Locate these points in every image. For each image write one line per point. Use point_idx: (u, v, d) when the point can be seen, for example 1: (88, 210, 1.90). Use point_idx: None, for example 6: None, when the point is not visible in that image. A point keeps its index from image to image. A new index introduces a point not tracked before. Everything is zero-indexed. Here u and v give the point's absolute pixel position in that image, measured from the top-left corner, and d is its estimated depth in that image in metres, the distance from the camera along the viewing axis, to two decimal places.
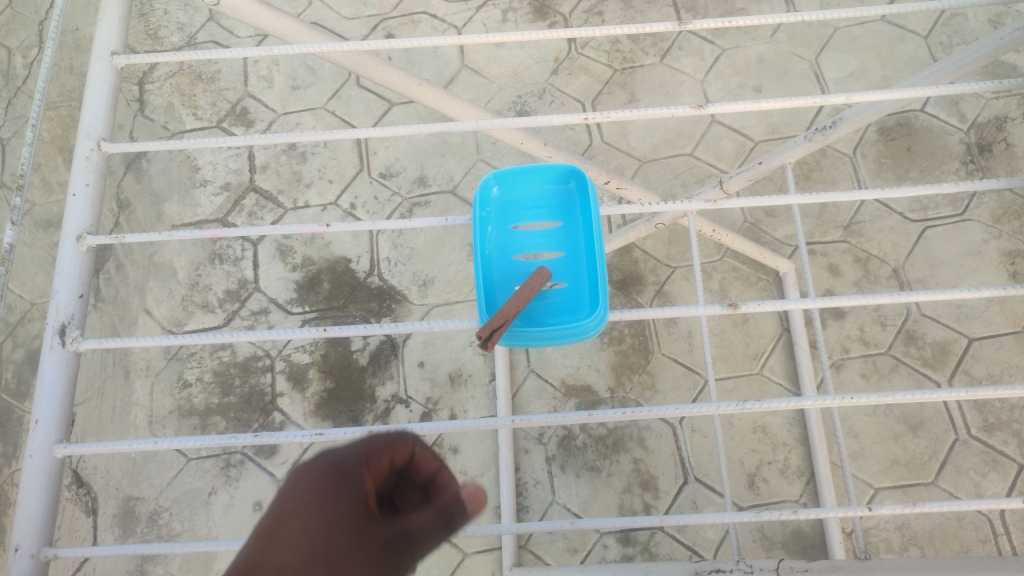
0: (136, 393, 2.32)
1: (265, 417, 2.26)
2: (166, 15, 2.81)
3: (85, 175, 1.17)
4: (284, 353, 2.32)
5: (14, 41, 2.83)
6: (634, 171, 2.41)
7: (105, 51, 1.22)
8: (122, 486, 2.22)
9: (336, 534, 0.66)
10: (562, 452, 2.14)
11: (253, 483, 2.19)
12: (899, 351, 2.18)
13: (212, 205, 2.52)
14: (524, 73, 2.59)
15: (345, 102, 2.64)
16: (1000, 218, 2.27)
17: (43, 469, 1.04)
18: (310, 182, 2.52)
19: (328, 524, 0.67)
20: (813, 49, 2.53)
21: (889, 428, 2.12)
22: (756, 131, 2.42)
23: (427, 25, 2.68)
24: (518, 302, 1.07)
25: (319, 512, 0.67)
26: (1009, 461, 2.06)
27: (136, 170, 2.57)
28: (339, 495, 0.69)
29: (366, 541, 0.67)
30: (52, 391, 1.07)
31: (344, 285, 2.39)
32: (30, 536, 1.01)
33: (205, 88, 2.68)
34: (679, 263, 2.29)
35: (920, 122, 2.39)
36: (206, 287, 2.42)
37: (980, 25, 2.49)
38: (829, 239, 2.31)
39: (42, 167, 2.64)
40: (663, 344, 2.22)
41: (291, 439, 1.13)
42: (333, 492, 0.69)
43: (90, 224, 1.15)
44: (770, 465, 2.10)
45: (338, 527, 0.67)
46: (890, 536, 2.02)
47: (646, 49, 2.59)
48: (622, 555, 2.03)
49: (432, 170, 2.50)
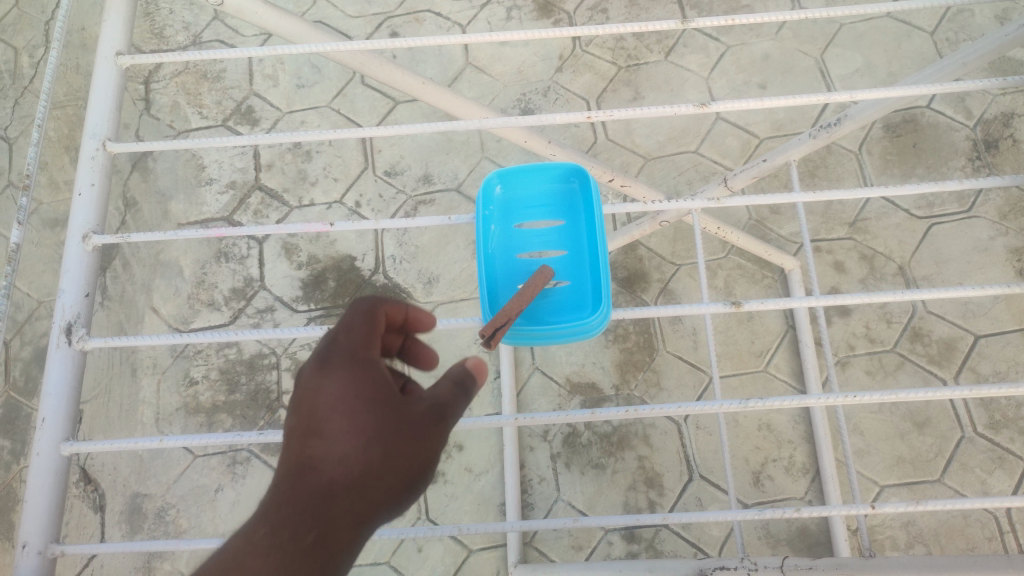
0: (143, 391, 2.33)
1: (271, 414, 2.28)
2: (172, 14, 2.82)
3: (91, 175, 1.18)
4: (290, 351, 2.33)
5: (21, 41, 2.84)
6: (638, 168, 2.41)
7: (110, 51, 1.23)
8: (129, 483, 2.23)
9: (382, 418, 0.79)
10: (567, 449, 2.14)
11: (259, 480, 2.20)
12: (905, 348, 2.17)
13: (218, 203, 2.53)
14: (528, 71, 2.59)
15: (349, 100, 2.64)
16: (1007, 214, 2.26)
17: (49, 467, 1.05)
18: (315, 180, 2.53)
19: (373, 413, 0.79)
20: (818, 45, 2.52)
21: (894, 425, 2.12)
22: (760, 128, 2.41)
23: (432, 23, 2.68)
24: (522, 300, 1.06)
25: (361, 405, 0.79)
26: (1015, 458, 2.05)
27: (142, 168, 2.58)
28: (372, 383, 0.81)
29: (409, 419, 0.81)
30: (58, 389, 1.08)
31: (350, 283, 2.39)
32: (36, 533, 1.02)
33: (210, 86, 2.69)
34: (684, 261, 2.29)
35: (926, 119, 2.38)
36: (212, 286, 2.43)
37: (987, 20, 2.47)
38: (834, 236, 2.30)
39: (49, 166, 2.65)
40: (668, 342, 2.22)
41: None
42: (367, 383, 0.81)
43: (95, 223, 1.15)
44: (775, 463, 2.10)
45: (381, 411, 0.80)
46: (895, 534, 2.02)
47: (650, 46, 2.58)
48: (627, 552, 2.03)
49: (437, 168, 2.51)
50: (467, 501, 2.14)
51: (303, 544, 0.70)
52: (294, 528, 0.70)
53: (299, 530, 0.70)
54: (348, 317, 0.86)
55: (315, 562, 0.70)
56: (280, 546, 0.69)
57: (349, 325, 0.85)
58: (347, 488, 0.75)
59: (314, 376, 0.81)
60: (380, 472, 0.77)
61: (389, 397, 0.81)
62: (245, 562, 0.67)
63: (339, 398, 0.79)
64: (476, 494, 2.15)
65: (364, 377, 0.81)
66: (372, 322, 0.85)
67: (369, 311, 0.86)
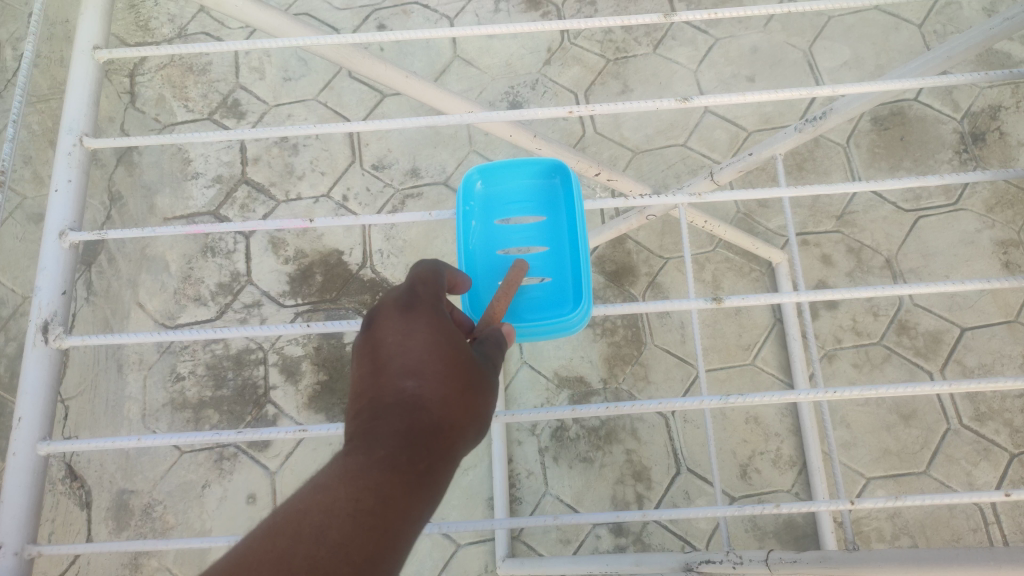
0: (129, 387, 2.32)
1: (258, 409, 2.26)
2: (156, 7, 2.79)
3: (67, 170, 1.15)
4: (277, 346, 2.32)
5: (4, 33, 2.80)
6: (626, 161, 2.40)
7: (87, 45, 1.21)
8: (115, 480, 2.22)
9: (467, 365, 0.85)
10: (555, 444, 2.14)
11: (246, 476, 2.19)
12: (892, 341, 2.18)
13: (204, 198, 2.50)
14: (516, 64, 2.57)
15: (336, 93, 2.62)
16: (993, 207, 2.27)
17: (26, 466, 1.04)
18: (301, 174, 2.51)
19: (461, 359, 0.84)
20: (807, 38, 2.52)
21: (880, 418, 2.13)
22: (748, 121, 2.41)
23: (419, 15, 2.66)
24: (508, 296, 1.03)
25: (452, 352, 0.84)
26: (1000, 450, 2.07)
27: (128, 163, 2.55)
28: (454, 333, 0.87)
29: (483, 371, 0.87)
30: (35, 388, 1.06)
31: (337, 277, 2.38)
32: (12, 533, 1.01)
33: (196, 79, 2.66)
34: (672, 254, 2.28)
35: (914, 112, 2.38)
36: (198, 280, 2.41)
37: (974, 13, 2.47)
38: (822, 229, 2.30)
39: (33, 160, 2.62)
40: (656, 336, 2.22)
41: (275, 436, 1.13)
42: (451, 332, 0.86)
43: (72, 220, 1.13)
44: (762, 455, 2.10)
45: (466, 359, 0.85)
46: (881, 525, 2.03)
47: (639, 39, 2.57)
48: (615, 545, 2.03)
49: (424, 162, 2.49)
50: (455, 495, 2.14)
51: (418, 468, 0.74)
52: (409, 452, 0.75)
53: (414, 455, 0.75)
54: (415, 274, 0.93)
55: (429, 483, 0.75)
56: (401, 468, 0.73)
57: (421, 280, 0.92)
58: (448, 423, 0.80)
59: (401, 321, 0.86)
60: (470, 414, 0.82)
61: (466, 345, 0.86)
62: (375, 474, 0.71)
63: (432, 343, 0.84)
64: (464, 488, 2.14)
65: (447, 328, 0.87)
66: (438, 283, 0.93)
67: (436, 271, 0.95)
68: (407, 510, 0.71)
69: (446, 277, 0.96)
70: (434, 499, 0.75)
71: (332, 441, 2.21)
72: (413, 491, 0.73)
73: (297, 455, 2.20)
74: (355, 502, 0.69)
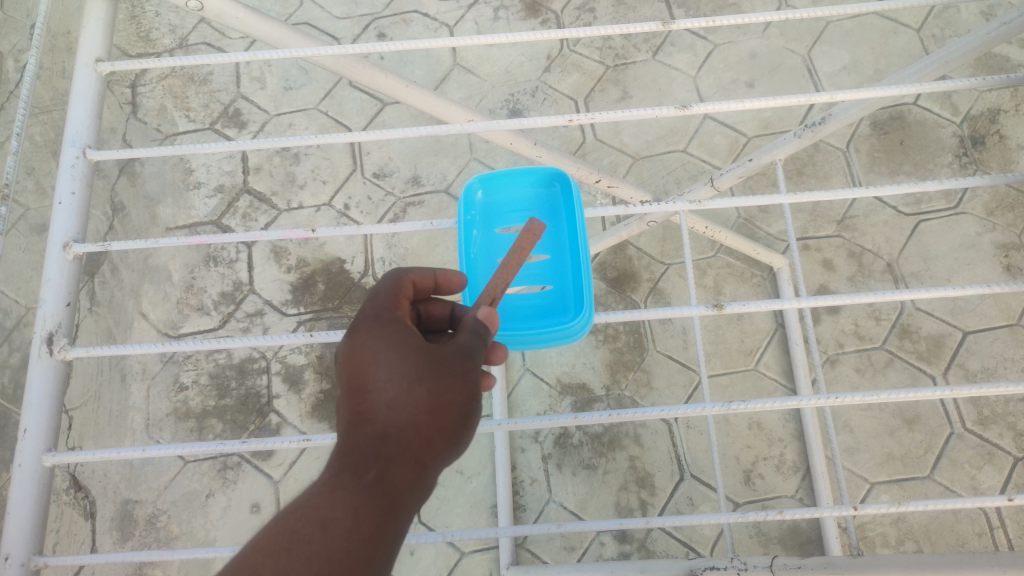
0: (133, 397, 2.32)
1: (262, 418, 2.27)
2: (157, 17, 2.80)
3: (71, 183, 1.16)
4: (280, 356, 2.33)
5: (6, 45, 2.82)
6: (627, 168, 2.41)
7: (90, 58, 1.21)
8: (119, 490, 2.22)
9: (415, 363, 0.84)
10: (558, 451, 2.14)
11: (250, 485, 2.19)
12: (894, 345, 2.18)
13: (206, 207, 2.51)
14: (516, 71, 2.58)
15: (337, 102, 2.63)
16: (994, 211, 2.27)
17: (32, 477, 1.04)
18: (303, 183, 2.52)
19: (405, 358, 0.85)
20: (805, 43, 2.53)
21: (884, 422, 2.12)
22: (748, 126, 2.42)
23: (419, 24, 2.67)
24: (505, 273, 0.97)
25: (398, 353, 0.85)
26: (1004, 453, 2.06)
27: (130, 173, 2.56)
28: (403, 334, 0.87)
29: (442, 358, 0.85)
30: (41, 400, 1.07)
31: (339, 285, 2.38)
32: (19, 544, 1.01)
33: (197, 90, 2.67)
34: (673, 260, 2.29)
35: (913, 116, 2.39)
36: (201, 290, 2.42)
37: (972, 17, 2.48)
38: (823, 234, 2.30)
39: (35, 171, 2.63)
40: (658, 342, 2.22)
41: (279, 445, 1.13)
42: (398, 334, 0.87)
43: (76, 232, 1.14)
44: (766, 461, 2.10)
45: (414, 355, 0.85)
46: (886, 531, 2.03)
47: (638, 45, 2.58)
48: (619, 552, 2.03)
49: (425, 170, 2.50)
50: (459, 503, 2.14)
51: (364, 480, 0.78)
52: (355, 467, 0.79)
53: (359, 470, 0.78)
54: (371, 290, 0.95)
55: (380, 493, 0.77)
56: (344, 487, 0.77)
57: (375, 292, 0.94)
58: (397, 426, 0.81)
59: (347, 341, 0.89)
60: (428, 410, 0.81)
61: (411, 344, 0.86)
62: (317, 501, 0.76)
63: (375, 350, 0.86)
64: (468, 496, 2.14)
65: (396, 330, 0.88)
66: (401, 288, 0.95)
67: (397, 280, 0.95)
68: (353, 524, 0.75)
69: (410, 282, 0.96)
70: (386, 507, 0.77)
71: None
72: (357, 505, 0.76)
73: (301, 464, 2.20)
74: (294, 531, 0.74)
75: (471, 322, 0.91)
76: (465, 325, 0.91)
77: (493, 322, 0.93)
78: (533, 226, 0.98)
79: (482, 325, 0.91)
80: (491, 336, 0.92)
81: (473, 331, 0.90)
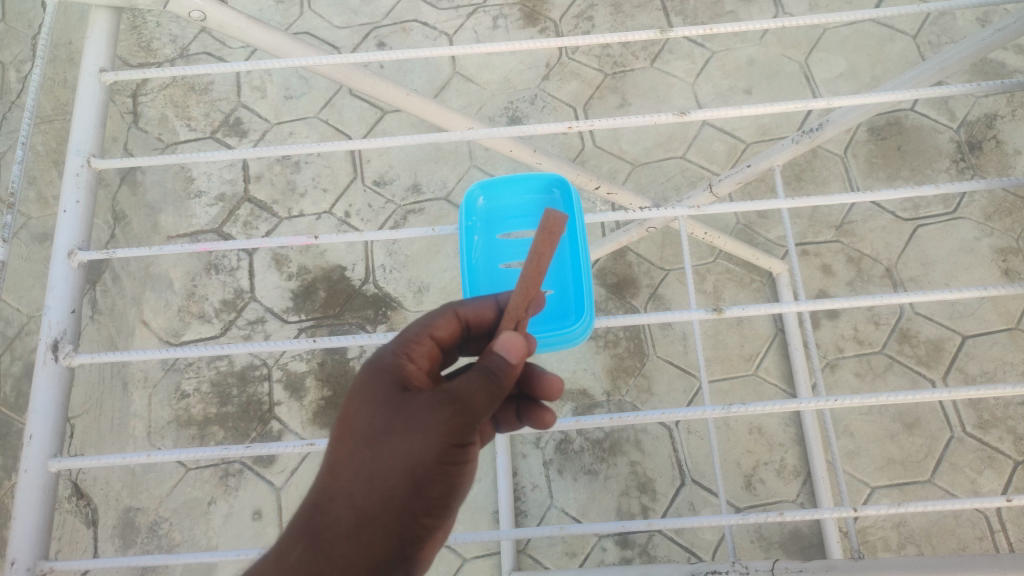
0: (134, 405, 2.32)
1: (263, 426, 2.27)
2: (158, 27, 2.82)
3: (75, 192, 1.17)
4: (281, 363, 2.33)
5: (8, 56, 2.84)
6: (626, 174, 2.42)
7: (94, 68, 1.23)
8: (121, 497, 2.22)
9: (369, 421, 0.85)
10: (560, 456, 2.15)
11: (252, 493, 2.19)
12: (893, 350, 2.18)
13: (207, 215, 2.53)
14: (516, 79, 2.60)
15: (338, 110, 2.65)
16: (991, 215, 2.28)
17: (37, 483, 1.05)
18: (304, 191, 2.53)
19: (361, 417, 0.86)
20: (802, 50, 2.54)
21: (884, 427, 2.13)
22: (746, 133, 2.43)
23: (419, 33, 2.70)
24: (531, 285, 0.85)
25: (364, 406, 0.86)
26: (1004, 457, 2.07)
27: (131, 182, 2.58)
28: (382, 380, 0.88)
29: (398, 415, 0.84)
30: (46, 406, 1.07)
31: (340, 293, 2.39)
32: (25, 550, 1.02)
33: (198, 99, 2.69)
34: (673, 266, 2.30)
35: (910, 121, 2.40)
36: (202, 298, 2.42)
37: (968, 23, 2.50)
38: (821, 239, 2.32)
39: (37, 181, 2.64)
40: (658, 347, 2.23)
41: (283, 450, 1.13)
42: (377, 379, 0.88)
43: (80, 240, 1.15)
44: (767, 466, 2.10)
45: (376, 410, 0.85)
46: (887, 535, 2.03)
47: (636, 53, 2.60)
48: (621, 558, 2.03)
49: (425, 178, 2.51)
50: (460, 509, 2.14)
51: (288, 561, 0.79)
52: (283, 548, 0.81)
53: (292, 547, 0.81)
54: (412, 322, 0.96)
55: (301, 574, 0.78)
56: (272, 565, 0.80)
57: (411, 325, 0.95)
58: (332, 497, 0.83)
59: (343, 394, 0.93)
60: (372, 476, 0.82)
61: (374, 398, 0.86)
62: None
63: (347, 404, 0.88)
64: (469, 502, 2.14)
65: (378, 375, 0.88)
66: (450, 321, 0.95)
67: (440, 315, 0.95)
68: None
69: (462, 315, 0.96)
70: None
71: None
72: None
73: (302, 471, 2.20)
74: None
75: (483, 359, 0.84)
76: (482, 357, 0.84)
77: (519, 350, 0.84)
78: (553, 217, 0.82)
79: (496, 364, 0.83)
80: (512, 372, 0.84)
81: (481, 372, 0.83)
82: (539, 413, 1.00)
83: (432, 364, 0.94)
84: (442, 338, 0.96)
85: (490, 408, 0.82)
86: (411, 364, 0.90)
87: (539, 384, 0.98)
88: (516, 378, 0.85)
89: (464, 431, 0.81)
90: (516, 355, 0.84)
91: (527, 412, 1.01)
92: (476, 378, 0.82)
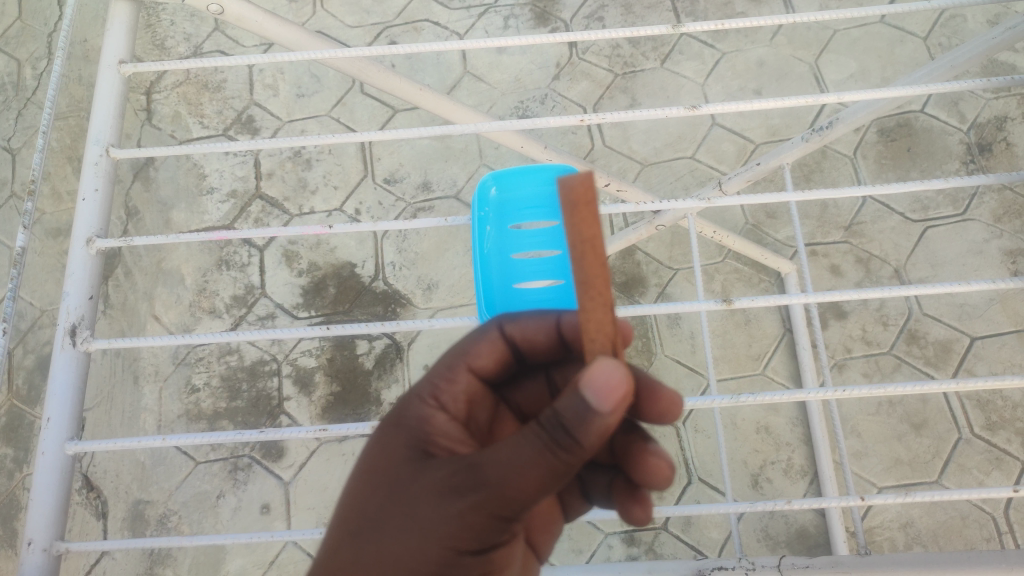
0: (145, 398, 2.35)
1: (272, 420, 2.28)
2: (172, 26, 2.85)
3: (94, 180, 1.19)
4: (291, 358, 2.35)
5: (24, 53, 2.88)
6: (635, 173, 2.44)
7: (113, 59, 1.24)
8: (131, 490, 2.24)
9: (368, 508, 0.82)
10: None
11: (260, 487, 2.21)
12: (901, 350, 2.18)
13: (219, 212, 2.55)
14: (526, 79, 2.62)
15: (349, 109, 2.67)
16: (1001, 217, 2.28)
17: (55, 466, 1.07)
18: (314, 189, 2.55)
19: (364, 500, 0.83)
20: (812, 52, 2.55)
21: (891, 427, 2.13)
22: (756, 133, 2.44)
23: (430, 32, 2.72)
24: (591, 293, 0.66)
25: (367, 487, 0.83)
26: (1011, 459, 2.06)
27: (144, 177, 2.60)
28: (398, 445, 0.85)
29: (396, 511, 0.80)
30: (64, 391, 1.09)
31: (350, 289, 2.41)
32: (42, 531, 1.05)
33: (211, 96, 2.72)
34: (681, 266, 2.30)
35: (920, 123, 2.40)
36: (213, 293, 2.45)
37: (979, 26, 2.49)
38: (830, 240, 2.32)
39: (51, 176, 2.67)
40: (666, 346, 2.23)
41: (296, 436, 1.15)
42: (395, 438, 0.86)
43: (99, 228, 1.17)
44: (773, 465, 2.10)
45: (375, 498, 0.82)
46: (893, 535, 2.03)
47: (646, 53, 2.60)
48: (627, 555, 2.04)
49: (435, 176, 2.53)
50: None
51: None
52: None
53: None
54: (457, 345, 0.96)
55: None
56: None
57: (458, 354, 0.94)
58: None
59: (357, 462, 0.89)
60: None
61: (384, 475, 0.83)
62: None
63: (356, 482, 0.85)
64: None
65: (395, 435, 0.86)
66: (494, 343, 0.95)
67: (490, 336, 0.95)
68: None
69: (509, 335, 0.95)
70: None
71: (346, 451, 2.23)
72: None
73: (310, 466, 2.22)
74: None
75: (558, 408, 0.70)
76: (556, 403, 0.70)
77: (612, 394, 0.68)
78: (580, 182, 0.62)
79: (573, 415, 0.69)
80: (594, 424, 0.70)
81: (545, 430, 0.71)
82: (631, 503, 0.88)
83: (468, 405, 0.92)
84: (485, 366, 0.95)
85: (538, 488, 0.72)
86: (441, 413, 0.88)
87: (636, 465, 0.85)
88: (604, 432, 0.71)
89: (482, 525, 0.75)
90: (608, 397, 0.69)
91: (618, 495, 0.91)
92: (529, 447, 0.71)
